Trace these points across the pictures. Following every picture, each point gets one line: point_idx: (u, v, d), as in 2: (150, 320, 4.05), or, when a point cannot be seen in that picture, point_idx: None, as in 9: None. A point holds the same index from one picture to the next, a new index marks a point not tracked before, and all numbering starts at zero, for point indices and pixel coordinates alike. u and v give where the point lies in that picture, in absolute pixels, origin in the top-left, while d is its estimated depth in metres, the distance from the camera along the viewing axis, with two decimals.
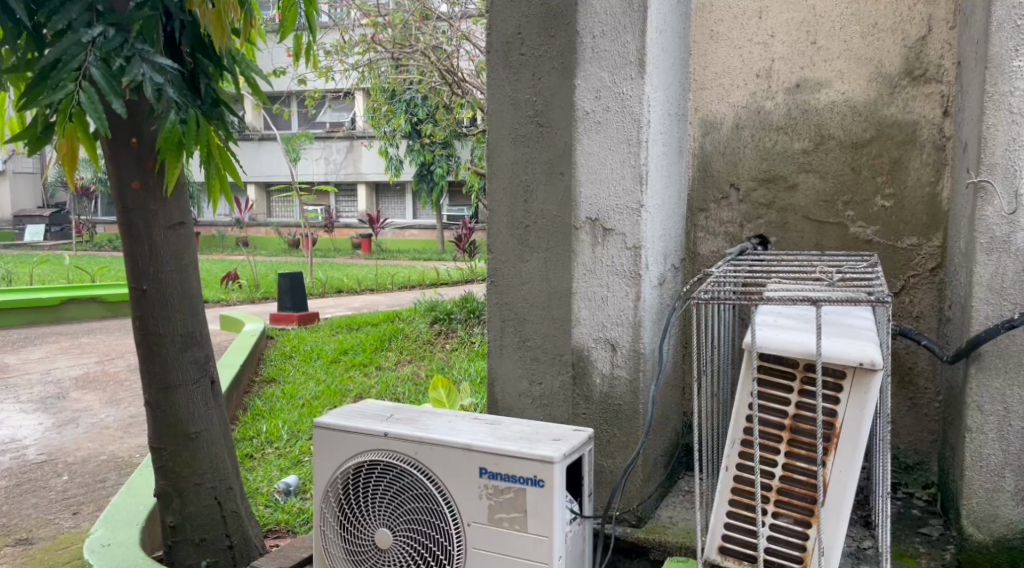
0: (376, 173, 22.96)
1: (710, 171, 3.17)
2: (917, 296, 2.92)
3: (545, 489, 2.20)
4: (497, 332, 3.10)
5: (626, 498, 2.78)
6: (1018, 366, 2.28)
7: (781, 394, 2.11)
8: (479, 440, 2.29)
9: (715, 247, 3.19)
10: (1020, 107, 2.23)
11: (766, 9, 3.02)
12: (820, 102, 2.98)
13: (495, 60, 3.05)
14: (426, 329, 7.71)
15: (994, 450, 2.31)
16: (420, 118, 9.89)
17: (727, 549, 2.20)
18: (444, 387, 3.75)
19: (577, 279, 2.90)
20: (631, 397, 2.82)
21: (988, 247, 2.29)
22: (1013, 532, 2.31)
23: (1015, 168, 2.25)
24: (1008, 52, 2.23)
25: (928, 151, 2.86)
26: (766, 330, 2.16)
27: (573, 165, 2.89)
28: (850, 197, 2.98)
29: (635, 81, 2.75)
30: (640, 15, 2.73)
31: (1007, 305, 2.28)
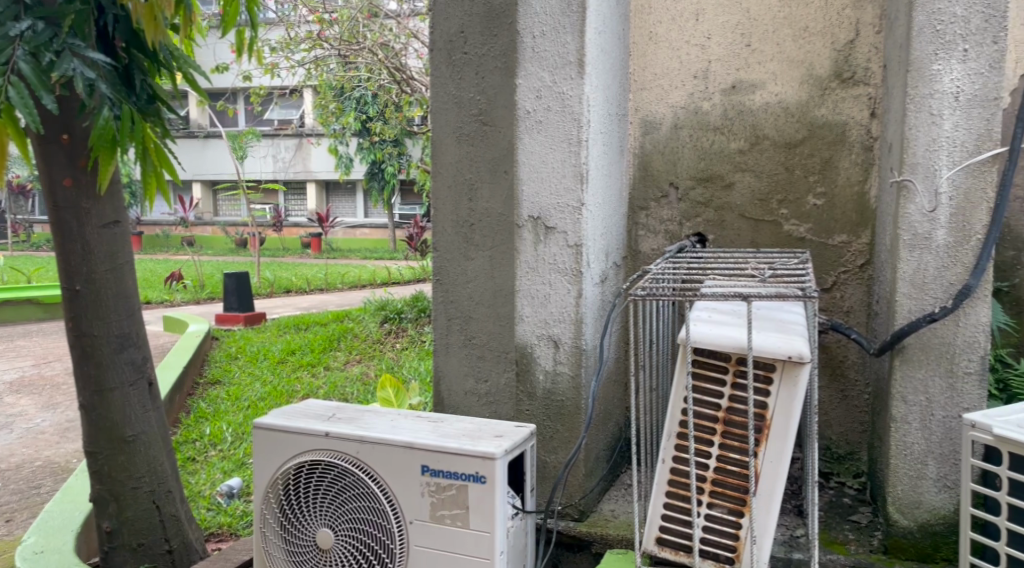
0: (325, 171, 22.69)
1: (651, 171, 3.22)
2: (847, 291, 3.00)
3: (486, 485, 2.22)
4: (443, 330, 3.12)
5: (568, 492, 2.82)
6: (939, 358, 2.37)
7: (715, 387, 2.17)
8: (420, 438, 2.30)
9: (655, 245, 3.25)
10: (940, 109, 2.32)
11: (703, 11, 3.09)
12: (755, 102, 3.06)
13: (438, 59, 3.07)
14: (375, 328, 7.65)
15: (916, 439, 2.40)
16: (369, 116, 9.82)
17: (664, 540, 2.23)
18: (392, 386, 3.73)
19: (520, 277, 2.92)
20: (574, 393, 2.85)
21: (910, 244, 2.38)
22: (936, 518, 2.40)
23: (936, 168, 2.34)
24: (928, 56, 2.32)
25: (857, 151, 2.95)
26: (700, 325, 2.22)
27: (515, 164, 2.92)
28: (784, 196, 3.06)
29: (574, 81, 2.78)
30: (579, 15, 2.76)
31: (929, 300, 2.37)
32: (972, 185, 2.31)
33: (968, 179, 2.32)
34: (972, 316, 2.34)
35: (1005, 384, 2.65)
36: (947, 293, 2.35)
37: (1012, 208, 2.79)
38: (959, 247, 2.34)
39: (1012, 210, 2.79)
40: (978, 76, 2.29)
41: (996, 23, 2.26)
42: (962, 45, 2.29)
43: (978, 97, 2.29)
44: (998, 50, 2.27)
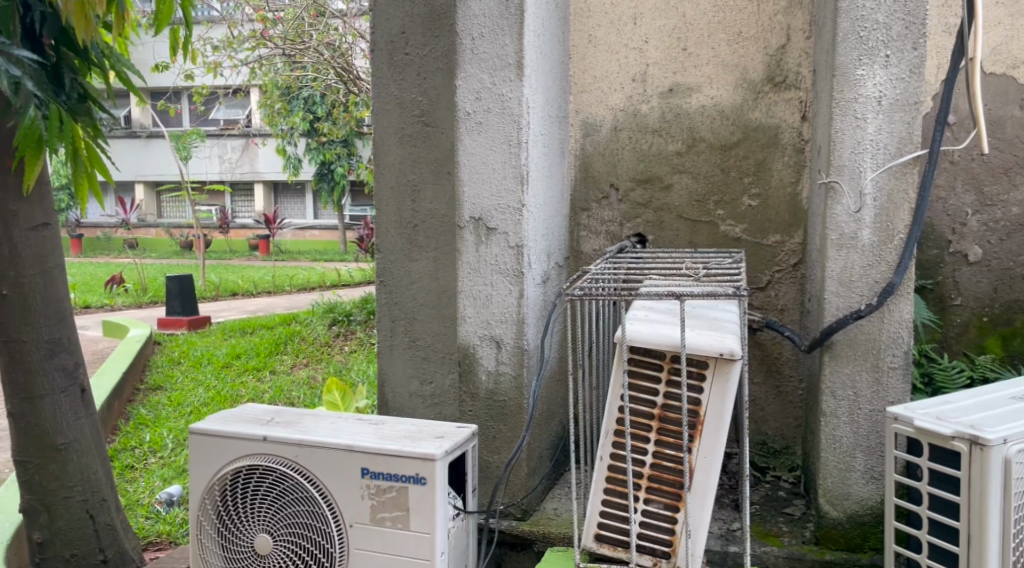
0: (271, 172, 22.35)
1: (591, 172, 3.26)
2: (781, 290, 3.08)
3: (426, 486, 2.22)
4: (386, 332, 3.11)
5: (511, 491, 2.83)
6: (866, 353, 2.45)
7: (650, 385, 2.20)
8: (360, 441, 2.29)
9: (597, 246, 3.28)
10: (864, 113, 2.40)
11: (641, 15, 3.14)
12: (692, 105, 3.13)
13: (379, 59, 3.07)
14: (323, 331, 7.57)
15: (845, 432, 2.48)
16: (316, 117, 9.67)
17: (603, 536, 2.27)
18: (339, 390, 3.66)
19: (462, 278, 2.88)
20: (516, 393, 2.84)
21: (838, 243, 2.45)
22: (864, 508, 2.48)
23: (861, 170, 2.42)
24: (853, 61, 2.40)
25: (789, 153, 3.02)
26: (636, 323, 2.25)
27: (456, 165, 2.87)
28: (720, 197, 3.13)
29: (514, 83, 2.77)
30: (517, 18, 2.74)
31: (856, 297, 2.45)
32: (894, 186, 2.40)
33: (891, 180, 2.40)
34: (896, 312, 2.42)
35: (929, 378, 2.75)
36: (872, 290, 2.43)
37: (935, 208, 2.90)
38: (884, 246, 2.42)
39: (935, 210, 2.90)
40: (900, 81, 2.37)
41: (916, 30, 2.35)
42: (885, 51, 2.37)
43: (900, 102, 2.38)
44: (918, 56, 2.35)
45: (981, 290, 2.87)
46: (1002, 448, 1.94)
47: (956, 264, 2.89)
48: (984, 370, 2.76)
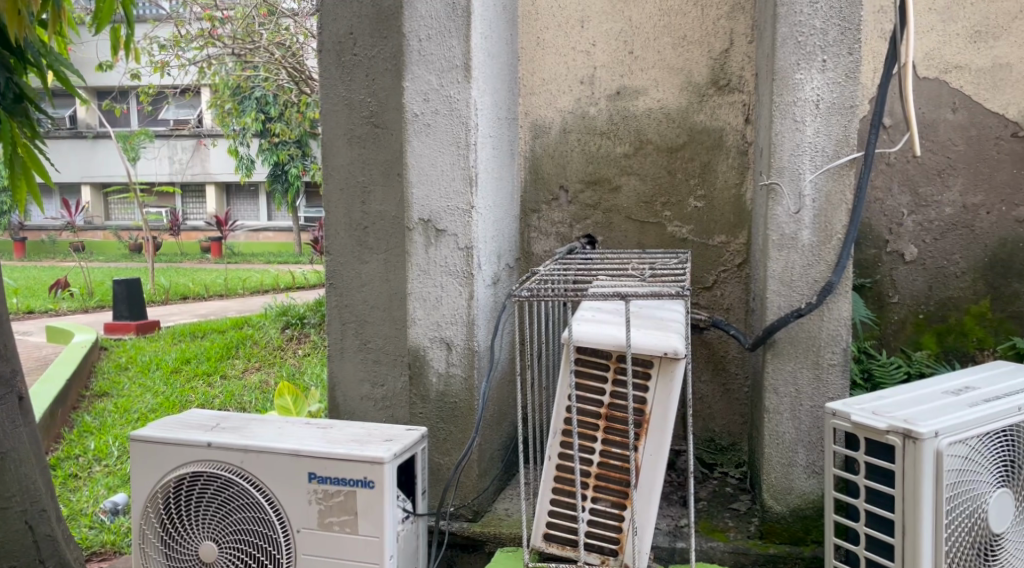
0: (222, 173, 21.98)
1: (541, 174, 3.28)
2: (726, 289, 3.14)
3: (374, 490, 2.22)
4: (337, 335, 3.08)
5: (462, 492, 2.83)
6: (806, 351, 2.51)
7: (597, 385, 2.23)
8: (307, 445, 2.27)
9: (548, 247, 3.30)
10: (803, 117, 2.46)
11: (588, 18, 3.17)
12: (639, 108, 3.17)
13: (327, 60, 3.05)
14: (276, 335, 7.47)
15: (788, 428, 2.54)
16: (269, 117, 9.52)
17: (551, 536, 2.28)
18: (290, 394, 3.55)
19: (412, 280, 2.87)
20: (467, 394, 2.83)
21: (779, 243, 2.51)
22: (806, 502, 2.55)
23: (800, 172, 2.48)
24: (791, 65, 2.45)
25: (733, 156, 3.08)
26: (583, 323, 2.28)
27: (405, 167, 2.86)
28: (667, 199, 3.18)
29: (461, 85, 2.77)
30: (464, 20, 2.74)
31: (797, 296, 2.51)
32: (833, 188, 2.46)
33: (829, 182, 2.46)
34: (836, 310, 2.49)
35: (868, 374, 2.83)
36: (812, 289, 2.50)
37: (873, 209, 2.98)
38: (823, 246, 2.48)
39: (873, 211, 2.98)
40: (836, 86, 2.43)
41: (851, 36, 2.41)
42: (822, 56, 2.43)
43: (837, 105, 2.44)
44: (853, 60, 2.42)
45: (917, 288, 2.96)
46: (934, 441, 2.01)
47: (893, 263, 2.98)
48: (921, 366, 2.85)
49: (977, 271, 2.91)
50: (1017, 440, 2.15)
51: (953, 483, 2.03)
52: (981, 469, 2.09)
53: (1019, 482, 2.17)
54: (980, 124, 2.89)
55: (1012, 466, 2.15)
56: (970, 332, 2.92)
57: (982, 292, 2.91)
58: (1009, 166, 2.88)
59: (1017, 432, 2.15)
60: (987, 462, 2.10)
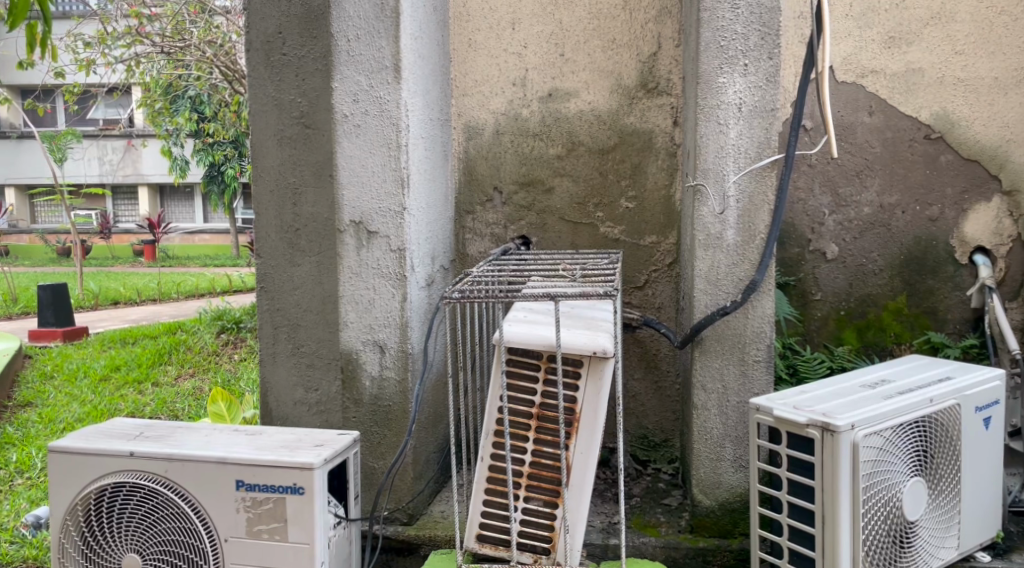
0: (153, 174, 21.38)
1: (474, 175, 3.28)
2: (657, 289, 3.19)
3: (304, 496, 2.19)
4: (269, 339, 3.04)
5: (396, 496, 2.81)
6: (732, 347, 2.58)
7: (528, 384, 2.24)
8: (234, 452, 2.24)
9: (482, 248, 3.31)
10: (727, 119, 2.52)
11: (519, 21, 3.19)
12: (570, 110, 3.20)
13: (255, 59, 3.00)
14: (210, 339, 7.29)
15: (715, 423, 2.60)
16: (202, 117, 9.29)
17: (484, 536, 2.28)
18: (224, 400, 3.41)
19: (343, 282, 2.84)
20: (401, 397, 2.81)
21: (705, 243, 2.57)
22: (734, 495, 2.61)
23: (725, 173, 2.54)
24: (714, 69, 2.51)
25: (662, 157, 3.14)
26: (513, 323, 2.29)
27: (335, 168, 2.83)
28: (600, 200, 3.21)
29: (391, 86, 2.75)
30: (393, 20, 2.73)
31: (723, 294, 2.57)
32: (755, 189, 2.53)
33: (751, 183, 2.53)
34: (760, 308, 2.56)
35: (793, 369, 2.96)
36: (737, 288, 2.56)
37: (796, 209, 3.07)
38: (746, 245, 2.55)
39: (796, 211, 3.07)
40: (757, 89, 2.50)
41: (771, 41, 2.48)
42: (743, 60, 2.50)
43: (758, 109, 2.51)
44: (773, 65, 2.49)
45: (838, 285, 3.06)
46: (850, 433, 2.08)
47: (816, 262, 3.07)
48: (842, 360, 2.98)
49: (894, 269, 3.02)
50: (929, 430, 2.24)
51: (869, 473, 2.11)
52: (895, 459, 2.17)
53: (932, 471, 2.26)
54: (895, 127, 3.00)
55: (925, 455, 2.24)
56: (888, 327, 3.03)
57: (898, 288, 3.03)
58: (921, 167, 2.99)
59: (930, 422, 2.24)
60: (902, 452, 2.18)
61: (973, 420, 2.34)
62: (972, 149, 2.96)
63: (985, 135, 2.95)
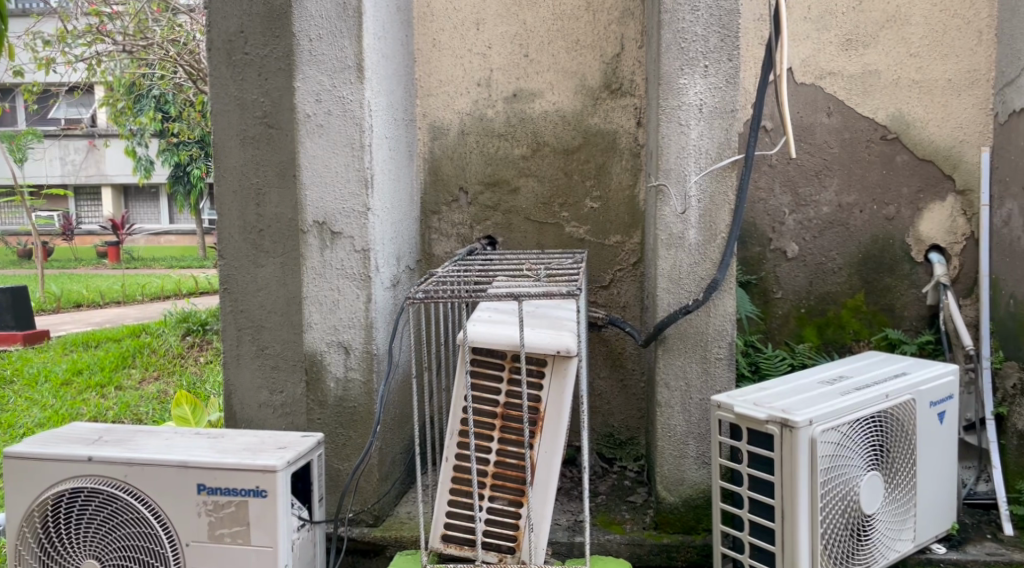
0: (117, 174, 21.05)
1: (440, 175, 3.27)
2: (621, 288, 3.22)
3: (267, 499, 2.18)
4: (232, 342, 3.01)
5: (362, 498, 2.79)
6: (694, 346, 2.61)
7: (492, 384, 2.25)
8: (195, 456, 2.21)
9: (448, 249, 3.31)
10: (688, 120, 2.55)
11: (483, 21, 3.20)
12: (535, 111, 3.21)
13: (217, 59, 2.97)
14: (176, 341, 7.19)
15: (679, 421, 2.63)
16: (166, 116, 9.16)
17: (449, 536, 2.28)
18: (189, 403, 3.34)
19: (306, 284, 2.82)
20: (366, 398, 2.80)
21: (667, 243, 2.60)
22: (697, 492, 2.64)
23: (686, 173, 2.57)
24: (675, 71, 2.54)
25: (626, 158, 3.17)
26: (477, 323, 2.30)
27: (297, 168, 2.81)
28: (565, 199, 3.23)
29: (354, 86, 2.75)
30: (355, 20, 2.72)
31: (685, 293, 2.60)
32: (715, 189, 2.56)
33: (712, 184, 2.56)
34: (721, 306, 2.59)
35: (755, 366, 3.01)
36: (699, 286, 2.59)
37: (757, 209, 3.11)
38: (708, 245, 2.58)
39: (757, 210, 3.11)
40: (717, 90, 2.53)
41: (730, 43, 2.51)
42: (704, 62, 2.53)
43: (719, 109, 2.54)
44: (732, 67, 2.52)
45: (799, 284, 3.11)
46: (808, 428, 2.12)
47: (777, 261, 3.12)
48: (803, 357, 3.04)
49: (853, 267, 3.08)
50: (885, 425, 2.29)
51: (827, 468, 2.15)
52: (853, 454, 2.21)
53: (889, 465, 2.30)
54: (853, 127, 3.05)
55: (882, 450, 2.28)
56: (847, 324, 3.09)
57: (856, 286, 3.08)
58: (878, 167, 3.05)
59: (886, 417, 2.29)
60: (859, 447, 2.23)
61: (928, 414, 2.40)
62: (927, 150, 3.01)
63: (939, 136, 3.01)
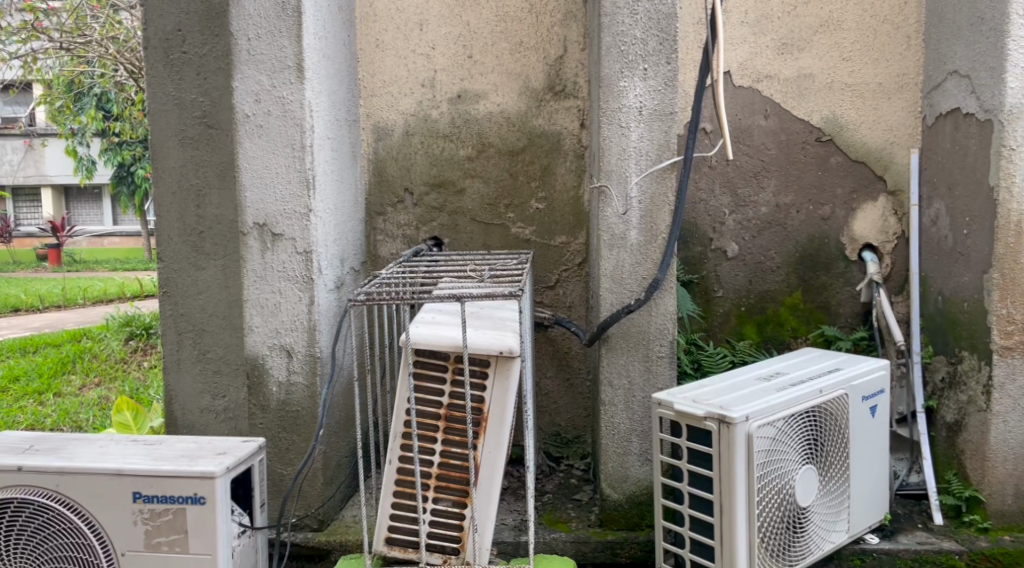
0: (56, 175, 20.45)
1: (385, 176, 3.26)
2: (567, 288, 3.24)
3: (206, 506, 2.14)
4: (172, 346, 2.95)
5: (306, 502, 2.77)
6: (637, 344, 2.65)
7: (435, 385, 2.25)
8: (131, 463, 2.17)
9: (394, 250, 3.29)
10: (629, 122, 2.59)
11: (426, 22, 3.19)
12: (479, 112, 3.21)
13: (153, 57, 2.91)
14: (118, 346, 7.00)
15: (622, 419, 2.66)
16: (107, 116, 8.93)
17: (393, 539, 2.28)
18: (130, 409, 3.27)
19: (247, 287, 2.78)
20: (309, 402, 2.77)
21: (609, 243, 2.63)
22: (641, 489, 2.67)
23: (627, 175, 2.60)
24: (615, 73, 2.57)
25: (570, 159, 3.20)
26: (419, 325, 2.30)
27: (236, 169, 2.77)
28: (510, 200, 3.24)
29: (294, 86, 2.72)
30: (294, 20, 2.69)
31: (628, 293, 2.64)
32: (656, 190, 2.60)
33: (652, 185, 2.60)
34: (662, 306, 2.63)
35: (698, 363, 3.07)
36: (641, 286, 2.63)
37: (698, 209, 3.17)
38: (649, 245, 2.62)
39: (698, 211, 3.17)
40: (657, 93, 2.57)
41: (668, 46, 2.55)
42: (643, 65, 2.56)
43: (658, 112, 2.57)
44: (671, 70, 2.56)
45: (739, 282, 3.17)
46: (745, 424, 2.17)
47: (717, 260, 3.18)
48: (743, 354, 3.11)
49: (791, 265, 3.15)
50: (820, 420, 2.35)
51: (764, 462, 2.20)
52: (788, 448, 2.26)
53: (823, 458, 2.36)
54: (789, 129, 3.12)
55: (816, 444, 2.34)
56: (785, 321, 3.16)
57: (794, 285, 3.16)
58: (814, 168, 3.13)
59: (820, 412, 2.35)
60: (794, 442, 2.28)
61: (860, 408, 2.47)
62: (860, 151, 3.10)
63: (871, 138, 3.09)
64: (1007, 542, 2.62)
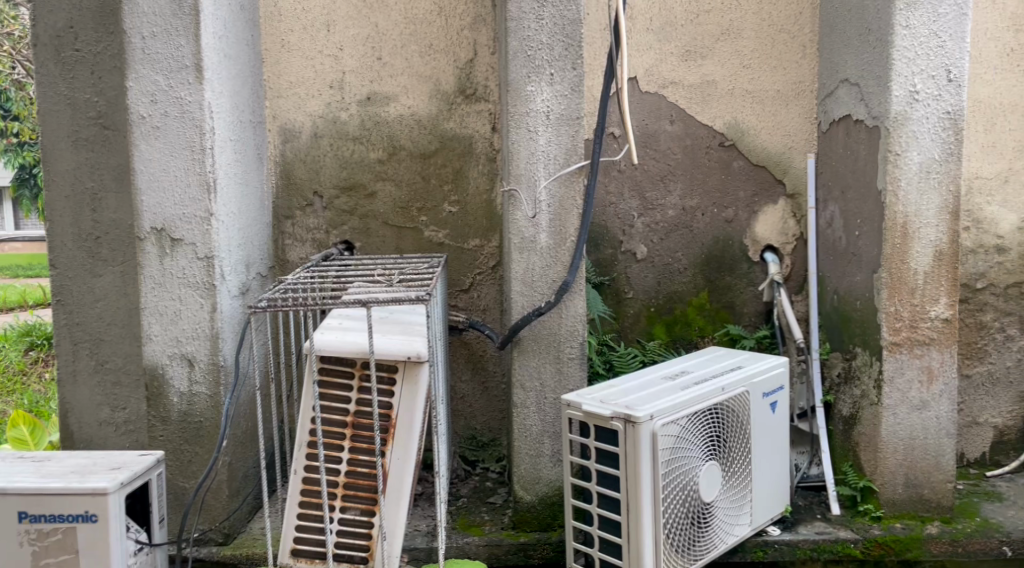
0: None
1: (293, 179, 3.19)
2: (481, 291, 3.24)
3: (98, 523, 2.05)
4: (68, 357, 2.82)
5: (209, 515, 2.68)
6: (548, 347, 2.66)
7: (341, 392, 2.22)
8: (16, 482, 2.06)
9: (303, 254, 3.22)
10: (537, 126, 2.60)
11: (333, 23, 3.14)
12: (390, 114, 3.18)
13: (44, 55, 2.78)
14: (17, 357, 6.65)
15: (534, 420, 2.68)
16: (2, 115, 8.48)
17: (300, 550, 2.23)
18: (27, 423, 3.09)
19: (145, 294, 2.68)
20: (212, 412, 2.69)
21: (519, 246, 2.64)
22: (553, 489, 2.69)
23: (536, 178, 2.62)
24: (523, 78, 2.59)
25: (483, 162, 3.19)
26: (326, 331, 2.26)
27: (132, 172, 2.67)
28: (422, 204, 3.22)
29: (192, 87, 2.63)
30: (192, 19, 2.61)
31: (538, 295, 2.65)
32: (564, 193, 2.62)
33: (560, 188, 2.62)
34: (572, 308, 2.65)
35: (609, 364, 3.12)
36: (551, 288, 2.65)
37: (607, 213, 3.21)
38: (558, 248, 2.64)
39: (608, 214, 3.21)
40: (563, 97, 2.59)
41: (574, 51, 2.58)
42: (549, 70, 2.58)
43: (565, 116, 2.60)
44: (577, 75, 2.59)
45: (648, 284, 3.23)
46: (649, 423, 2.21)
47: (627, 262, 3.23)
48: (653, 354, 3.17)
49: (697, 267, 3.23)
50: (722, 417, 2.41)
51: (668, 460, 2.24)
52: (692, 445, 2.31)
53: (726, 454, 2.43)
54: (693, 134, 3.20)
55: (719, 440, 2.40)
56: (692, 321, 3.24)
57: (700, 285, 3.24)
58: (717, 172, 3.21)
59: (723, 410, 2.41)
60: (698, 439, 2.33)
61: (761, 405, 2.54)
62: (760, 156, 3.20)
63: (771, 143, 3.19)
64: (898, 530, 2.73)
